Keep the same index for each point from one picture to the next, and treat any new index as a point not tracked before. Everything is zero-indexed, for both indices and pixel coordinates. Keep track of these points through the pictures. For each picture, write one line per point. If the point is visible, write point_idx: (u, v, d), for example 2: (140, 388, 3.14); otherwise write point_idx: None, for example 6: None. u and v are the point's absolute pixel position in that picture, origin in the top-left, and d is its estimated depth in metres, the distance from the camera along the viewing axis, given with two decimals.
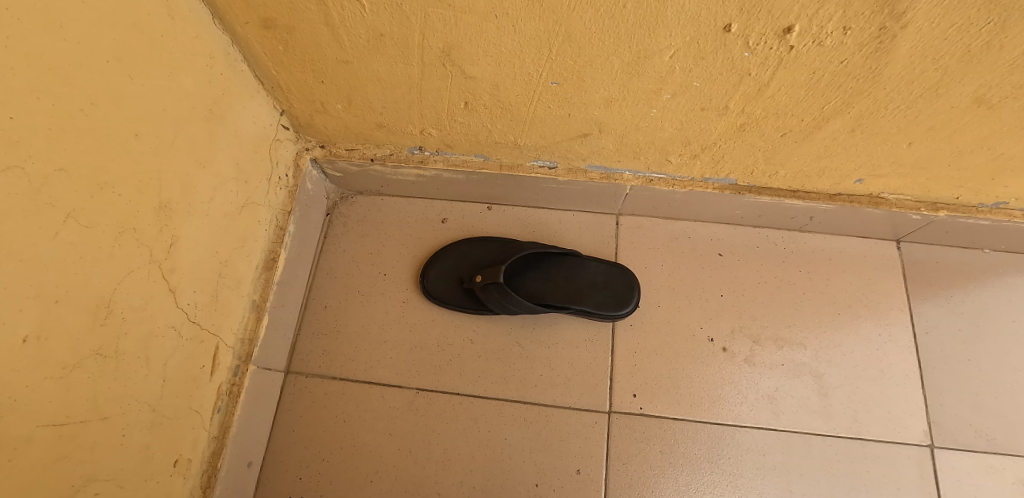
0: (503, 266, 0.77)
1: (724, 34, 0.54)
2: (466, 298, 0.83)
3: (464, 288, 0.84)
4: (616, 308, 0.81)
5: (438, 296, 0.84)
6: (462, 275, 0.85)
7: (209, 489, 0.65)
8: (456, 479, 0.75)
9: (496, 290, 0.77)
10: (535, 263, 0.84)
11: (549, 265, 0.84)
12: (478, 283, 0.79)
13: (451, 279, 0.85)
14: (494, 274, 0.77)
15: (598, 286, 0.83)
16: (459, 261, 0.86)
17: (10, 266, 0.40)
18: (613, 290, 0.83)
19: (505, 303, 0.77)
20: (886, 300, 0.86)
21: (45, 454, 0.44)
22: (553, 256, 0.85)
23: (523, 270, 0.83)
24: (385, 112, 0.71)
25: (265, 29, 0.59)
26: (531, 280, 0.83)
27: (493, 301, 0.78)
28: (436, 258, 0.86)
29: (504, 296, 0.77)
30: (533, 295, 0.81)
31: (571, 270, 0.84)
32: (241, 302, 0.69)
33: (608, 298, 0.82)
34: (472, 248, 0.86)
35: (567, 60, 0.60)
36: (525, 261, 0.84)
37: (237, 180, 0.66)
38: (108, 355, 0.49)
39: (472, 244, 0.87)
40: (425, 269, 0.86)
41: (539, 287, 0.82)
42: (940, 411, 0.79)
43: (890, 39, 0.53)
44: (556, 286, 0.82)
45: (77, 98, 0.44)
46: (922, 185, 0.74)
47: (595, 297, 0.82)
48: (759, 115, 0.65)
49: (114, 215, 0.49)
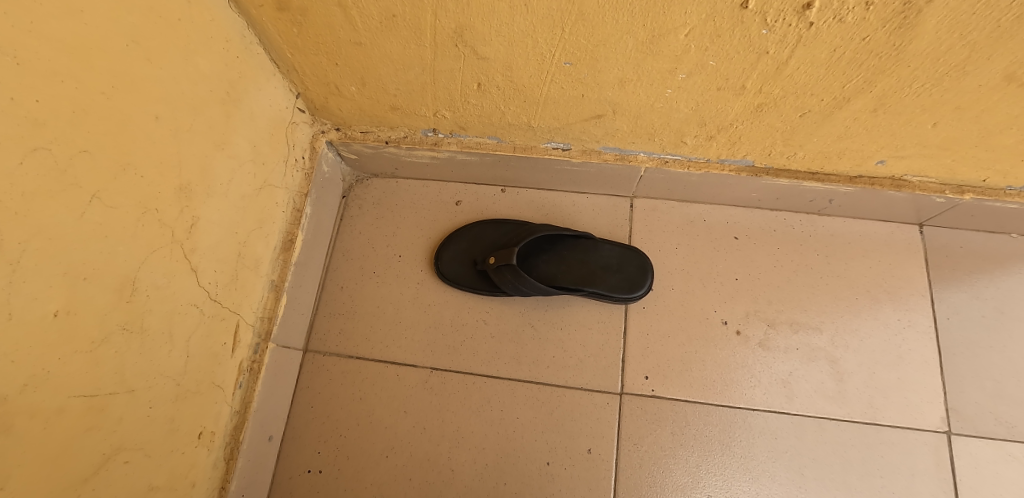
0: (515, 248, 0.78)
1: (741, 11, 0.53)
2: (479, 281, 0.84)
3: (477, 270, 0.84)
4: (631, 291, 0.81)
5: (451, 278, 0.85)
6: (475, 257, 0.85)
7: (231, 461, 0.68)
8: (469, 457, 0.77)
9: (509, 273, 0.77)
10: (548, 246, 0.84)
11: (562, 248, 0.84)
12: (491, 265, 0.79)
13: (464, 261, 0.86)
14: (507, 256, 0.77)
15: (612, 268, 0.83)
16: (472, 243, 0.86)
17: (39, 243, 0.42)
18: (627, 273, 0.83)
19: (518, 285, 0.78)
20: (906, 285, 0.84)
21: (77, 424, 0.46)
22: (566, 238, 0.85)
23: (536, 253, 0.84)
24: (399, 94, 0.72)
25: (279, 11, 0.60)
26: (544, 263, 0.83)
27: (505, 283, 0.79)
28: (450, 241, 0.87)
29: (517, 277, 0.77)
30: (546, 278, 0.81)
31: (584, 253, 0.84)
32: (260, 282, 0.71)
33: (622, 281, 0.82)
34: (485, 231, 0.87)
35: (580, 39, 0.59)
36: (537, 244, 0.84)
37: (254, 162, 0.67)
38: (134, 331, 0.51)
39: (485, 227, 0.87)
40: (439, 251, 0.87)
41: (552, 269, 0.82)
42: (960, 398, 0.78)
43: (915, 15, 0.51)
44: (569, 269, 0.83)
45: (98, 81, 0.45)
46: (947, 166, 0.72)
47: (610, 281, 0.82)
48: (777, 95, 0.63)
49: (137, 195, 0.50)
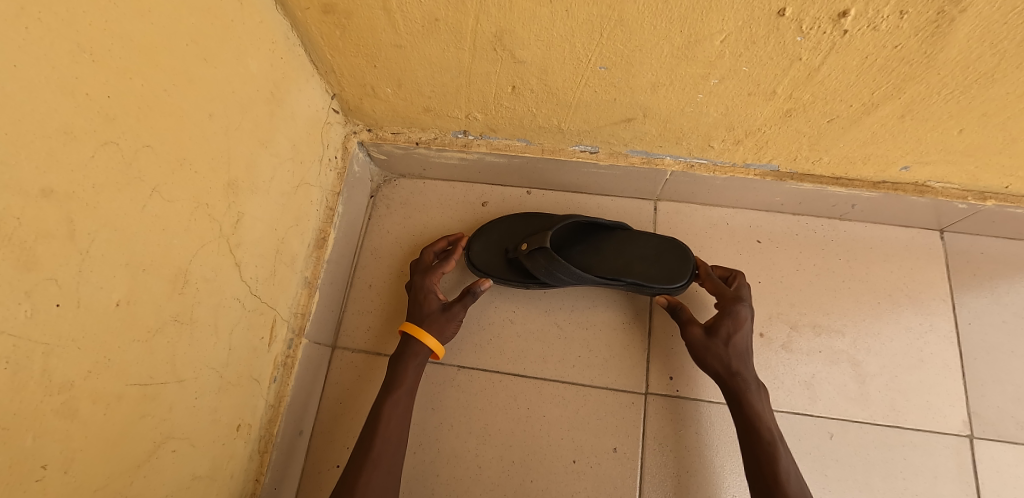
0: (548, 232, 0.76)
1: (778, 19, 0.54)
2: (511, 271, 0.82)
3: (508, 259, 0.83)
4: (671, 282, 0.79)
5: (482, 268, 0.83)
6: (507, 247, 0.84)
7: (265, 453, 0.69)
8: (496, 454, 0.78)
9: (543, 258, 0.75)
10: (583, 237, 0.84)
11: (597, 240, 0.84)
12: (524, 251, 0.77)
13: (496, 251, 0.84)
14: (540, 240, 0.76)
15: (651, 259, 0.82)
16: (504, 234, 0.86)
17: (106, 234, 0.43)
18: (667, 264, 0.81)
19: (552, 271, 0.75)
20: (927, 290, 0.85)
21: (133, 411, 0.48)
22: (602, 231, 0.84)
23: (571, 244, 0.84)
24: (433, 96, 0.73)
25: (325, 14, 0.62)
26: (578, 254, 0.83)
27: (539, 270, 0.76)
28: (482, 232, 0.86)
29: (551, 262, 0.74)
30: (582, 267, 0.80)
31: (622, 243, 0.84)
32: (294, 278, 0.73)
33: (662, 271, 0.80)
34: (517, 222, 0.86)
35: (617, 44, 0.60)
36: (572, 235, 0.84)
37: (293, 161, 0.69)
38: (185, 322, 0.53)
39: (518, 217, 0.87)
40: (470, 241, 0.86)
41: (587, 260, 0.82)
42: (982, 402, 0.79)
43: (948, 23, 0.53)
44: (606, 259, 0.82)
45: (161, 78, 0.47)
46: (971, 173, 0.74)
47: (650, 271, 0.80)
48: (806, 100, 0.65)
49: (192, 190, 0.51)
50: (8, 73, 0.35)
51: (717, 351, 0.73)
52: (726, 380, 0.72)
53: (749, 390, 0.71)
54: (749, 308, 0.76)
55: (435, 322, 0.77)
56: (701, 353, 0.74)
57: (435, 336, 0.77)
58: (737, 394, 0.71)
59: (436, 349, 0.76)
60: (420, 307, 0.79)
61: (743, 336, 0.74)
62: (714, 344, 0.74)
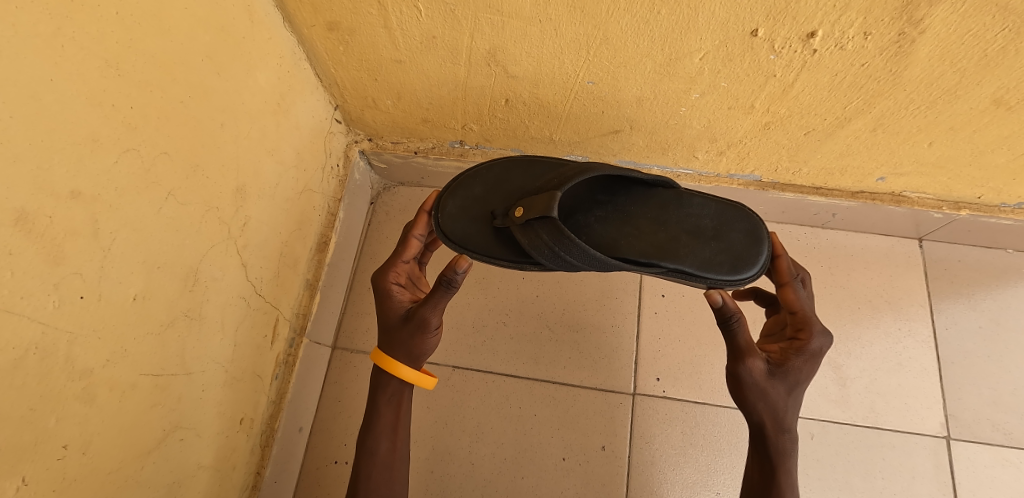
0: (557, 194, 0.60)
1: (751, 38, 0.58)
2: (497, 243, 0.65)
3: (495, 227, 0.66)
4: (736, 271, 0.63)
5: (459, 240, 0.66)
6: (493, 211, 0.67)
7: (267, 447, 0.72)
8: (488, 451, 0.81)
9: (548, 233, 0.59)
10: (606, 198, 0.68)
11: (625, 202, 0.68)
12: (520, 220, 0.61)
13: (477, 217, 0.67)
14: (546, 208, 0.59)
15: (705, 235, 0.66)
16: (492, 190, 0.69)
17: (126, 234, 0.46)
18: (729, 243, 0.66)
19: (559, 252, 0.59)
20: (907, 296, 0.89)
21: (145, 400, 0.51)
22: (636, 193, 0.69)
23: (587, 208, 0.67)
24: (431, 108, 0.77)
25: (329, 31, 0.66)
26: (598, 222, 0.66)
27: (540, 249, 0.59)
28: (461, 189, 0.70)
29: (558, 239, 0.58)
30: (602, 242, 0.64)
31: (659, 210, 0.67)
32: (297, 279, 0.76)
33: (722, 255, 0.64)
34: (511, 174, 0.70)
35: (603, 61, 0.64)
36: (591, 195, 0.68)
37: (297, 168, 0.72)
38: (194, 317, 0.56)
39: (511, 172, 0.70)
40: (442, 201, 0.69)
41: (608, 231, 0.65)
42: (958, 405, 0.82)
43: (910, 44, 0.56)
44: (636, 231, 0.65)
45: (178, 90, 0.50)
46: (944, 184, 0.77)
47: (699, 252, 0.64)
48: (783, 114, 0.69)
49: (203, 194, 0.55)
50: (46, 87, 0.39)
51: (774, 399, 0.61)
52: (771, 433, 0.61)
53: (788, 450, 0.62)
54: (821, 349, 0.64)
55: (402, 336, 0.65)
56: (751, 394, 0.61)
57: (410, 363, 0.66)
58: (776, 451, 0.62)
59: (412, 377, 0.66)
60: (384, 315, 0.67)
61: (803, 383, 0.63)
62: (771, 388, 0.61)
